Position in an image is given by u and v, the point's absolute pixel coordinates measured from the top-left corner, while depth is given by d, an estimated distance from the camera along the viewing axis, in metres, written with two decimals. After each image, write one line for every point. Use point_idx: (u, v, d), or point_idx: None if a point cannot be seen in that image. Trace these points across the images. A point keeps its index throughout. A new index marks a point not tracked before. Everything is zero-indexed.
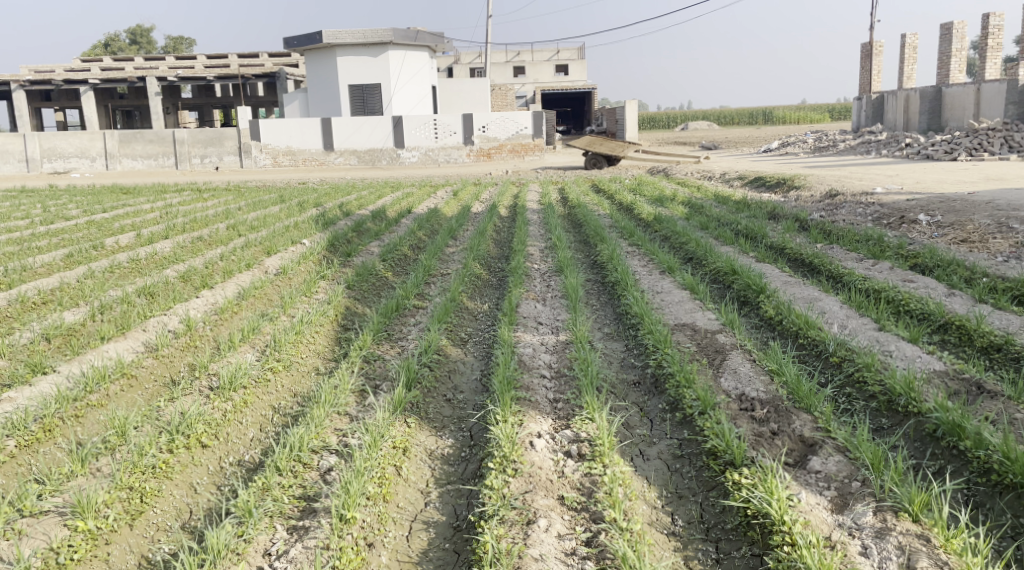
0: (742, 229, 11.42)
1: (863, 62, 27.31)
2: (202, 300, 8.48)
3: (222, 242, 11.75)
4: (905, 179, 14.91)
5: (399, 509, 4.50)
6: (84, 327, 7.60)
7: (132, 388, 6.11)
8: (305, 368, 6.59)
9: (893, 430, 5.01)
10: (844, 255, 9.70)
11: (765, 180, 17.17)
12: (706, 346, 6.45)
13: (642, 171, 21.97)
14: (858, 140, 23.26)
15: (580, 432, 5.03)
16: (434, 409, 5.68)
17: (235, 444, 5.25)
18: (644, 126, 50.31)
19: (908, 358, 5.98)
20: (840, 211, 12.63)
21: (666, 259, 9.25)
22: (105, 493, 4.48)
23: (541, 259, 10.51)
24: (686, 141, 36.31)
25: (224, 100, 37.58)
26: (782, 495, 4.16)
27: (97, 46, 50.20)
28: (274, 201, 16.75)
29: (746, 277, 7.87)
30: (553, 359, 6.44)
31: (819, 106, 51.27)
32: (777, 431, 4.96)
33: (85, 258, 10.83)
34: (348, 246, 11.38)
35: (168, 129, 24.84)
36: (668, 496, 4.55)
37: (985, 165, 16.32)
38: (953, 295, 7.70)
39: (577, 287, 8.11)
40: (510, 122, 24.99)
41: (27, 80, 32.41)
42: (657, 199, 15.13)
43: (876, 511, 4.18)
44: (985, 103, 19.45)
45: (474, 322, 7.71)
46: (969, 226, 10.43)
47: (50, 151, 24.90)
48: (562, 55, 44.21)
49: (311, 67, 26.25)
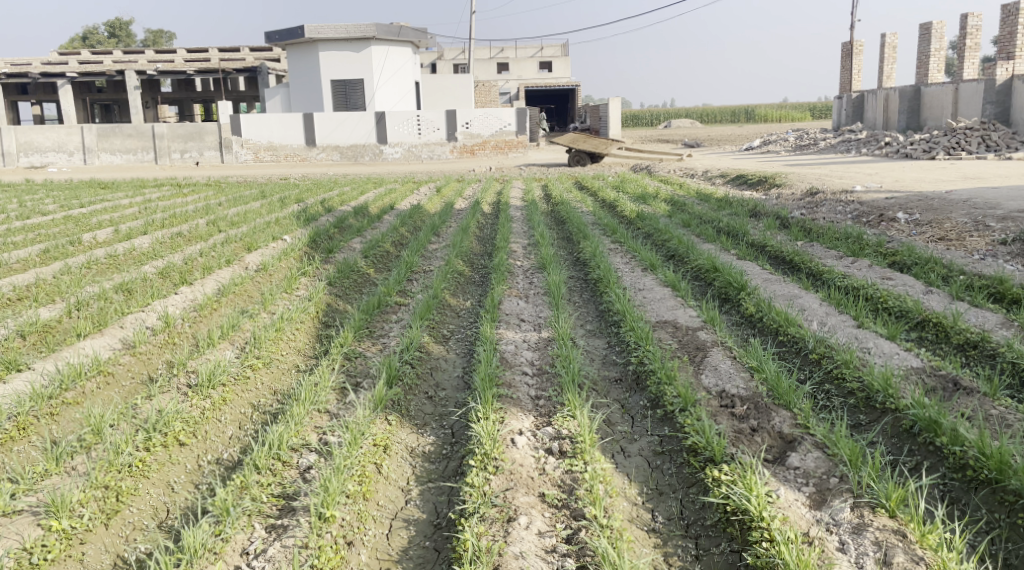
0: (724, 226, 11.47)
1: (843, 61, 27.48)
2: (181, 297, 8.42)
3: (201, 238, 11.66)
4: (884, 178, 15.04)
5: (379, 508, 4.48)
6: (60, 324, 7.52)
7: (108, 386, 6.05)
8: (285, 365, 6.55)
9: (871, 426, 5.04)
10: (824, 253, 9.76)
11: (747, 178, 17.25)
12: (687, 343, 6.47)
13: (625, 169, 22.01)
14: (838, 139, 23.42)
15: (562, 429, 5.03)
16: (415, 406, 5.67)
17: (213, 442, 5.21)
18: (627, 123, 50.41)
19: (886, 355, 6.03)
20: (820, 209, 12.72)
21: (648, 256, 9.27)
22: (80, 492, 4.43)
23: (524, 255, 10.51)
24: (668, 139, 36.43)
25: (205, 95, 37.28)
26: (761, 492, 4.18)
27: (76, 39, 49.68)
28: (255, 196, 16.65)
29: (727, 274, 7.91)
30: (535, 356, 6.44)
31: (800, 105, 51.60)
32: (757, 428, 4.98)
33: (62, 253, 10.72)
34: (329, 242, 11.35)
35: (147, 124, 24.60)
36: (648, 493, 4.56)
37: (963, 164, 16.47)
38: (931, 293, 7.77)
39: (560, 284, 8.11)
40: (493, 119, 25.14)
41: (3, 73, 32.03)
42: (640, 197, 15.16)
43: (853, 506, 4.21)
44: (963, 102, 19.64)
45: (456, 319, 7.70)
46: (947, 224, 10.52)
47: (27, 145, 24.62)
48: (546, 52, 44.20)
49: (292, 63, 26.14)
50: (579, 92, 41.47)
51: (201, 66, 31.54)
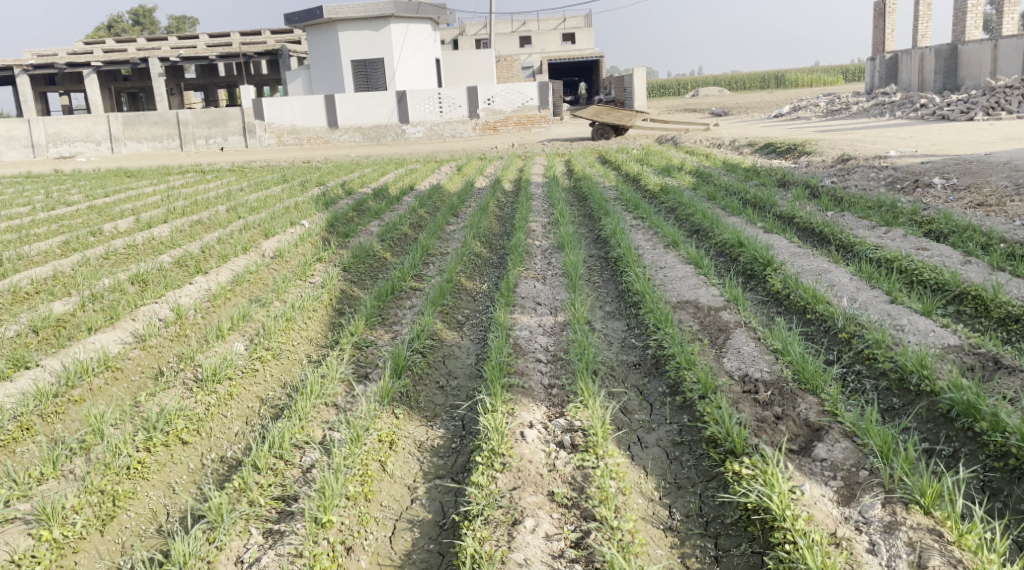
0: (751, 198, 11.08)
1: (876, 21, 26.60)
2: (196, 286, 8.25)
3: (221, 226, 11.51)
4: (919, 141, 14.51)
5: (382, 509, 4.32)
6: (74, 317, 7.38)
7: (117, 382, 5.91)
8: (296, 356, 6.36)
9: (905, 411, 4.74)
10: (856, 222, 9.37)
11: (775, 147, 16.76)
12: (709, 324, 6.19)
13: (650, 141, 21.58)
14: (872, 102, 22.70)
15: (574, 421, 4.80)
16: (426, 398, 5.47)
17: (218, 439, 5.06)
18: (653, 93, 49.58)
19: (920, 332, 5.70)
20: (852, 176, 12.27)
21: (671, 232, 8.96)
22: (73, 498, 4.32)
23: (544, 234, 10.25)
24: (695, 108, 35.81)
25: (228, 80, 37.20)
26: (783, 489, 3.93)
27: (100, 28, 49.88)
28: (276, 180, 16.52)
29: (752, 250, 7.58)
30: (550, 342, 6.19)
31: (832, 68, 50.38)
32: (781, 415, 4.71)
33: (83, 244, 10.62)
34: (347, 226, 11.15)
35: (171, 111, 24.59)
36: (666, 487, 4.33)
37: (1002, 124, 15.84)
38: (970, 263, 7.40)
39: (577, 264, 7.85)
40: (515, 94, 24.59)
41: (31, 64, 32.12)
42: (665, 169, 14.77)
43: (884, 502, 3.93)
44: (1002, 60, 18.87)
45: (472, 303, 7.48)
46: (986, 189, 10.08)
47: (55, 135, 24.73)
48: (569, 23, 43.40)
49: (312, 43, 25.91)
50: (604, 63, 40.81)
51: (223, 51, 31.43)
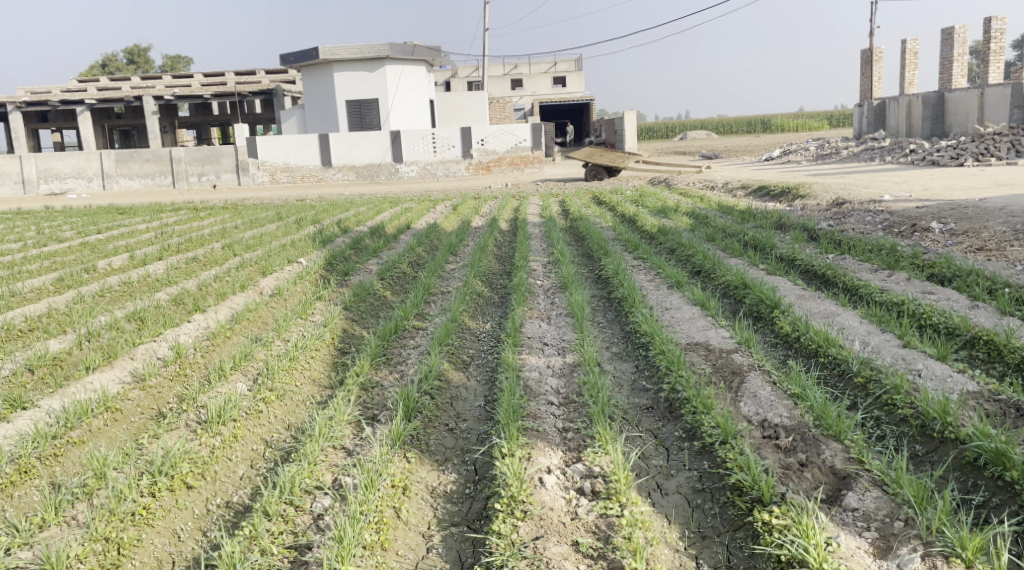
0: (750, 240, 11.07)
1: (863, 69, 27.01)
2: (195, 325, 8.09)
3: (216, 263, 11.37)
4: (913, 186, 14.61)
5: (399, 558, 4.19)
6: (70, 356, 7.19)
7: (116, 423, 5.72)
8: (300, 398, 6.19)
9: (930, 458, 4.66)
10: (857, 265, 9.35)
11: (768, 190, 16.84)
12: (722, 367, 6.07)
13: (643, 182, 21.66)
14: (861, 146, 22.96)
15: (593, 466, 4.69)
16: (436, 441, 5.33)
17: (224, 484, 4.92)
18: (642, 136, 50.13)
19: (938, 378, 5.62)
20: (848, 219, 12.31)
21: (673, 272, 8.91)
22: (78, 546, 4.18)
23: (544, 274, 10.18)
24: (685, 150, 36.17)
25: (222, 118, 37.28)
26: (820, 541, 3.84)
27: (95, 67, 50.23)
28: (271, 218, 16.40)
29: (760, 291, 7.53)
30: (561, 384, 6.08)
31: (817, 113, 51.14)
32: (806, 462, 4.62)
33: (76, 281, 10.45)
34: (346, 264, 11.02)
35: (165, 148, 24.49)
36: (690, 537, 4.24)
37: (993, 171, 15.97)
38: (977, 308, 7.37)
39: (583, 304, 7.77)
40: (508, 135, 24.81)
41: (25, 102, 32.02)
42: (661, 211, 14.75)
43: (924, 556, 3.86)
44: (989, 107, 19.14)
45: (477, 343, 7.37)
46: (984, 233, 10.11)
47: (47, 172, 24.39)
48: (559, 67, 43.94)
49: (308, 83, 26.08)
50: (594, 106, 41.19)
51: (217, 89, 31.50)
